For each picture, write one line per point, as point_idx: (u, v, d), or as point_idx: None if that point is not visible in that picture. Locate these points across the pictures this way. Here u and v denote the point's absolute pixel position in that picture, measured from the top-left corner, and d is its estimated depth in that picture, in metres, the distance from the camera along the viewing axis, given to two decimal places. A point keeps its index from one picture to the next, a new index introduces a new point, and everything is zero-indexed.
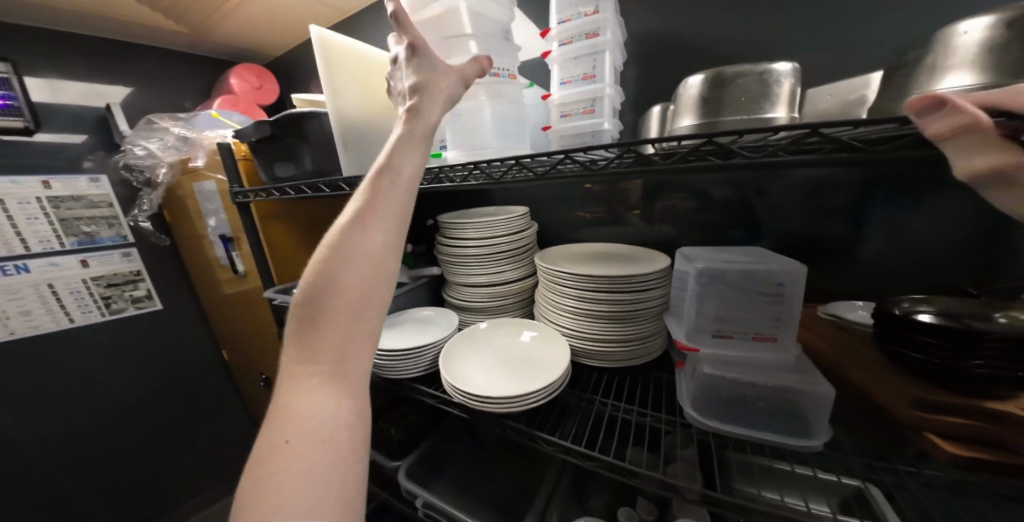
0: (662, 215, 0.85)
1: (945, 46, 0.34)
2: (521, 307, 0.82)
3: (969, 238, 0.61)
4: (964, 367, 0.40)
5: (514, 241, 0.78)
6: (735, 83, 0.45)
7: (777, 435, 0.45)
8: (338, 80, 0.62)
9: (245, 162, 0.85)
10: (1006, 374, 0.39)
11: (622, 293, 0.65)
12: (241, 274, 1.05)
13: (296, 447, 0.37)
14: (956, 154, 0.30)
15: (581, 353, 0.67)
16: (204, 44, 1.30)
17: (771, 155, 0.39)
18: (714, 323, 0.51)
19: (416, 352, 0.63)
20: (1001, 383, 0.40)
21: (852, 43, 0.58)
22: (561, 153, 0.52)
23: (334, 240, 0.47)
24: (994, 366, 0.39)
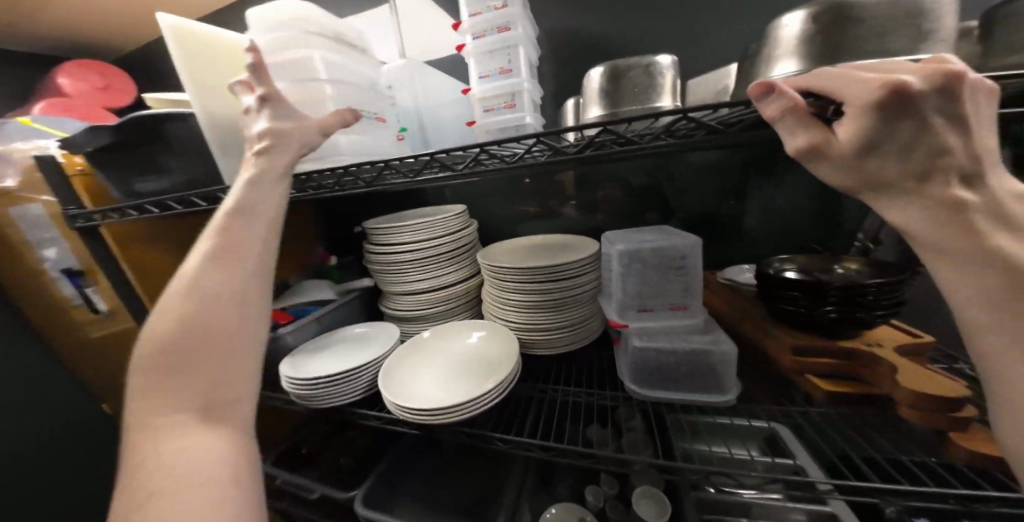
0: (585, 204, 0.90)
1: (776, 37, 0.39)
2: (466, 310, 0.80)
3: (819, 205, 0.74)
4: (821, 313, 0.48)
5: (450, 244, 0.76)
6: (629, 74, 0.47)
7: (699, 394, 0.50)
8: (198, 79, 0.55)
9: (82, 178, 0.70)
10: (849, 316, 0.47)
11: (558, 282, 0.66)
12: (103, 313, 0.88)
13: (162, 496, 0.31)
14: (785, 128, 0.30)
15: (528, 344, 0.68)
16: (20, 35, 1.04)
17: (663, 140, 0.42)
18: (638, 300, 0.55)
19: (351, 374, 0.58)
20: (851, 323, 0.48)
21: (723, 33, 0.64)
22: (475, 149, 0.51)
23: (182, 285, 0.43)
24: (841, 309, 0.47)
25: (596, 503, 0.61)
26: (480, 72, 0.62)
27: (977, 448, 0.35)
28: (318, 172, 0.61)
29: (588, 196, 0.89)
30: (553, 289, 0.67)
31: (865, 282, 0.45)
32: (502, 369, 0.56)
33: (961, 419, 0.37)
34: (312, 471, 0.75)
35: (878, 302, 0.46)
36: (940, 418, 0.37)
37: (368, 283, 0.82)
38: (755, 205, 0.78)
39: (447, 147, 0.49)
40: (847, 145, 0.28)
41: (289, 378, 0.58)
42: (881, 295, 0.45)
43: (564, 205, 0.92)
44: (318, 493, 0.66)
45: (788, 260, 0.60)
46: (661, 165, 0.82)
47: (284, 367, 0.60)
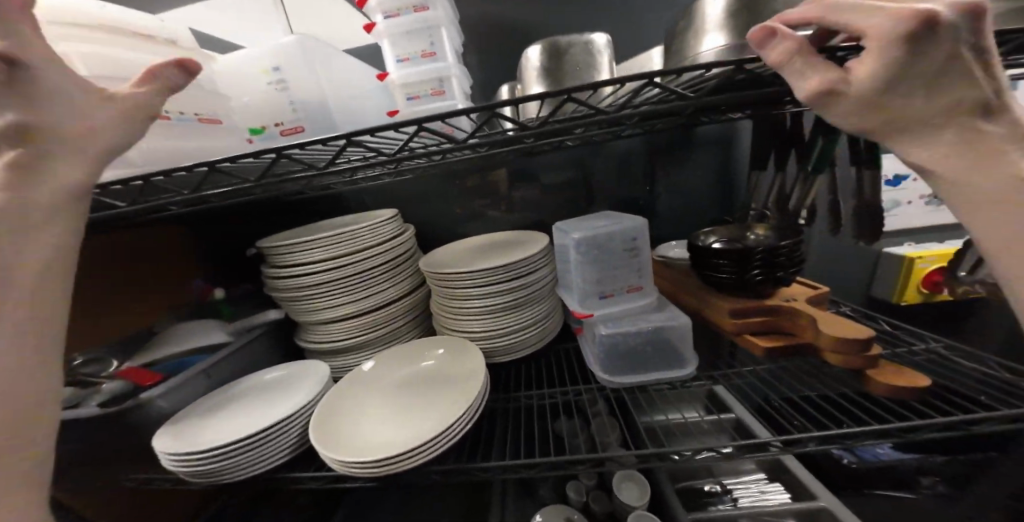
0: (519, 198, 0.88)
1: (702, 17, 0.41)
2: (409, 328, 0.71)
3: (721, 182, 0.84)
4: (749, 277, 0.51)
5: (383, 253, 0.66)
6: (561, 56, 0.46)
7: (663, 372, 0.50)
8: None
9: None
10: (771, 277, 0.51)
11: (512, 281, 0.63)
12: None
13: None
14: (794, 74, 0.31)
15: (491, 353, 0.63)
16: None
17: (624, 115, 0.41)
18: (598, 287, 0.54)
19: (271, 432, 0.45)
20: (772, 283, 0.52)
21: (633, 24, 0.68)
22: (417, 132, 0.43)
23: None
24: (765, 272, 0.51)
25: (580, 499, 0.59)
26: (397, 55, 0.55)
27: (888, 381, 0.39)
28: (193, 178, 0.46)
29: (521, 190, 0.87)
30: (509, 289, 0.63)
31: (780, 243, 0.49)
32: (466, 387, 0.50)
33: (871, 358, 0.41)
34: None
35: (791, 260, 0.50)
36: (856, 360, 0.41)
37: (274, 314, 0.66)
38: (671, 188, 0.85)
39: (368, 133, 0.40)
40: (858, 91, 0.29)
41: (177, 455, 0.43)
42: (794, 254, 0.50)
43: (498, 201, 0.88)
44: None
45: (712, 233, 0.61)
46: (587, 156, 0.84)
47: (161, 441, 0.44)
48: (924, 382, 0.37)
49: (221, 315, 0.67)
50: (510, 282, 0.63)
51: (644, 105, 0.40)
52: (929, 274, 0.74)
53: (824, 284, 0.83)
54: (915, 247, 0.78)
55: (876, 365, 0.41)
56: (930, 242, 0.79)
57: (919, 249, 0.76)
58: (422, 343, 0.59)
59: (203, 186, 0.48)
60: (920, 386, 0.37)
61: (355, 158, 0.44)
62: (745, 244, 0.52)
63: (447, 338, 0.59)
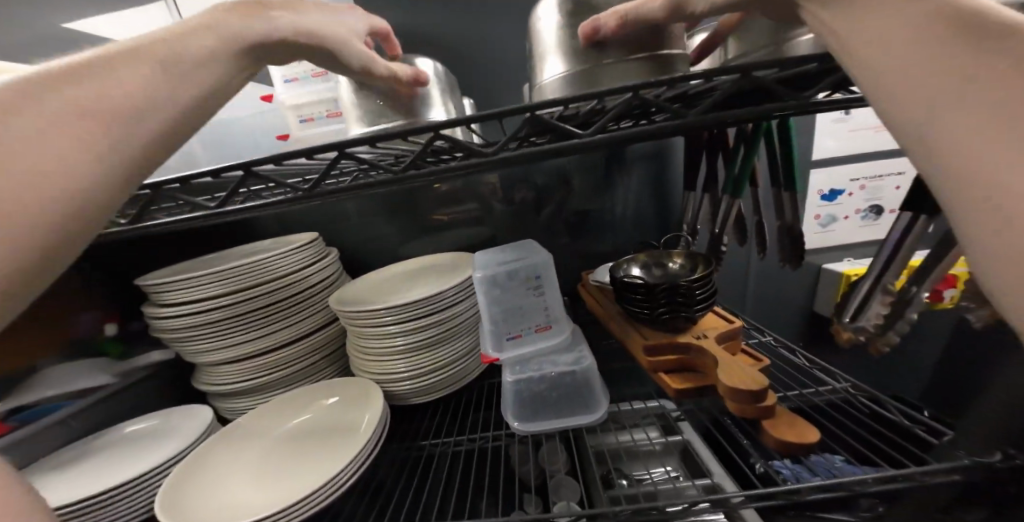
0: (456, 215, 0.85)
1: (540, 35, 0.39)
2: (320, 366, 0.66)
3: (659, 199, 0.83)
4: (658, 314, 0.48)
5: (292, 288, 0.61)
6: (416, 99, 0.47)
7: (574, 418, 0.47)
8: None
9: None
10: (677, 317, 0.47)
11: (427, 317, 0.59)
12: None
13: None
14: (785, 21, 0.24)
15: (404, 394, 0.59)
16: None
17: (501, 151, 0.37)
18: (504, 326, 0.51)
19: (114, 499, 0.40)
20: (678, 321, 0.48)
21: None
22: (279, 164, 0.39)
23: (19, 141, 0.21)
24: (671, 308, 0.47)
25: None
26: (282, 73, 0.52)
27: (778, 435, 0.36)
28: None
29: (454, 209, 0.84)
30: (423, 326, 0.59)
31: (682, 279, 0.47)
32: (354, 438, 0.46)
33: (766, 409, 0.38)
34: None
35: (694, 297, 0.47)
36: (749, 410, 0.38)
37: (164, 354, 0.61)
38: (607, 204, 0.83)
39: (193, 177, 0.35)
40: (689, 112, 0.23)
41: None
42: (694, 291, 0.47)
43: (431, 221, 0.85)
44: None
45: (631, 261, 0.58)
46: (520, 173, 0.82)
47: None
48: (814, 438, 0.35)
49: (111, 353, 0.61)
50: (422, 317, 0.59)
51: (517, 140, 0.36)
52: None
53: (767, 303, 0.81)
54: (853, 263, 0.76)
55: (772, 416, 0.38)
56: (868, 257, 0.77)
57: (854, 265, 0.75)
58: (322, 386, 0.55)
59: None
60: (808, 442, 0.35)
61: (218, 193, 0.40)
62: (654, 279, 0.49)
63: (343, 384, 0.54)
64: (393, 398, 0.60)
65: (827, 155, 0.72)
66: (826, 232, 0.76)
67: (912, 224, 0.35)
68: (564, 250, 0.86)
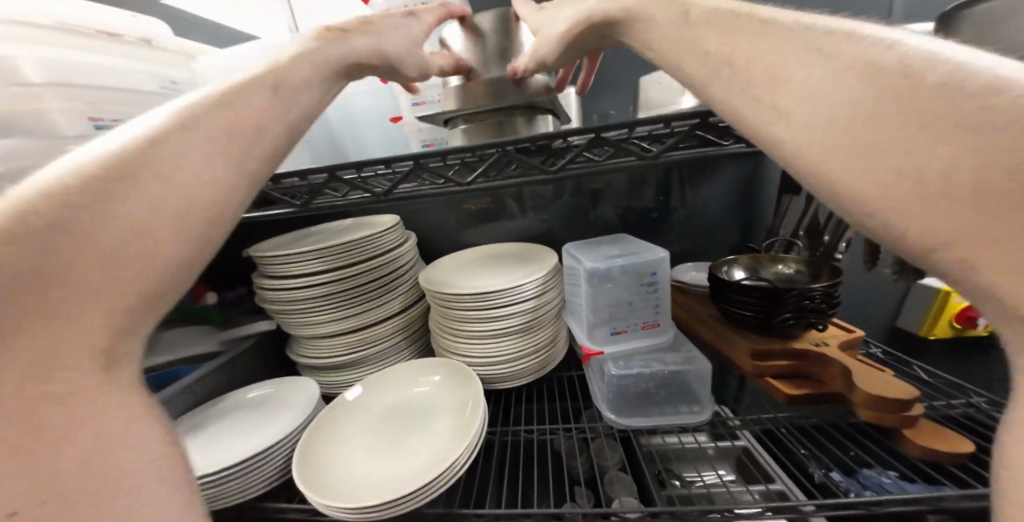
0: (529, 204, 0.84)
1: None
2: (403, 345, 0.67)
3: (742, 199, 0.80)
4: (778, 319, 0.47)
5: (388, 266, 0.63)
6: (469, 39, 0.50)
7: (677, 417, 0.46)
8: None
9: None
10: (801, 322, 0.46)
11: (521, 304, 0.60)
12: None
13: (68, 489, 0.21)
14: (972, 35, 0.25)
15: (495, 380, 0.60)
16: None
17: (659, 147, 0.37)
18: (611, 320, 0.50)
19: (248, 464, 0.43)
20: (799, 327, 0.48)
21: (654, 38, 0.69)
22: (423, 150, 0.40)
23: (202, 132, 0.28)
24: (795, 314, 0.47)
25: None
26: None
27: (929, 448, 0.36)
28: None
29: (530, 198, 0.83)
30: (516, 313, 0.60)
31: (813, 286, 0.45)
32: (465, 420, 0.47)
33: (912, 419, 0.37)
34: None
35: (825, 304, 0.46)
36: (896, 421, 0.37)
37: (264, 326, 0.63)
38: (686, 201, 0.81)
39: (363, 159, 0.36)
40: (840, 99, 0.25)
41: None
42: (829, 298, 0.45)
43: (507, 210, 0.85)
44: None
45: (734, 262, 0.56)
46: None
47: None
48: (970, 451, 0.34)
49: (213, 320, 0.64)
50: (516, 304, 0.59)
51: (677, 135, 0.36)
52: (965, 309, 0.68)
53: (847, 317, 0.78)
54: None
55: (916, 426, 0.38)
56: None
57: None
58: (421, 364, 0.56)
59: None
60: (962, 455, 0.35)
61: (363, 173, 0.41)
62: (773, 281, 0.48)
63: (445, 363, 0.55)
64: (484, 382, 0.61)
65: None
66: None
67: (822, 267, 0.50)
68: None
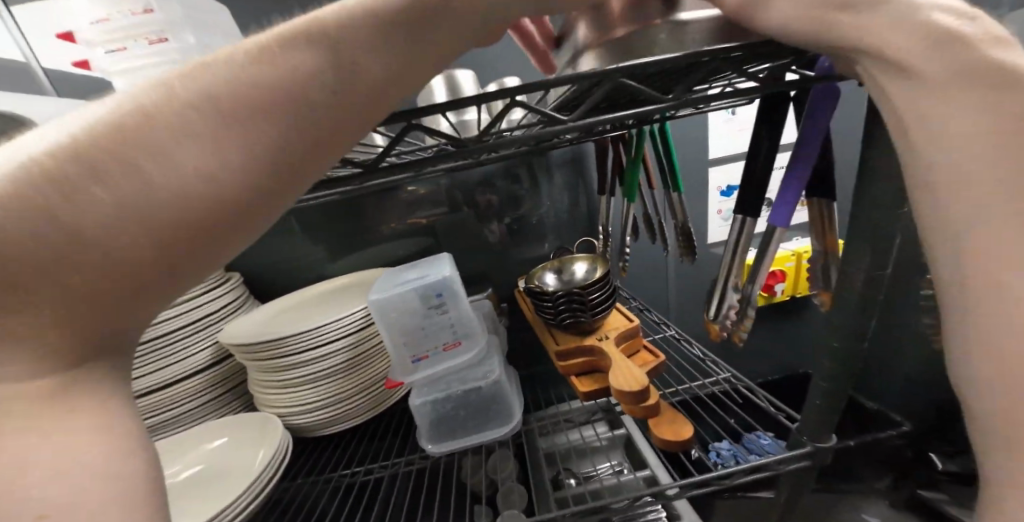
0: (377, 229, 0.82)
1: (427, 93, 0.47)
2: (226, 398, 0.61)
3: (580, 199, 0.84)
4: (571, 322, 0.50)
5: (187, 317, 0.57)
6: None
7: (483, 432, 0.47)
8: None
9: None
10: (575, 322, 0.50)
11: (335, 342, 0.55)
12: None
13: None
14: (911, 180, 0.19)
15: (319, 427, 0.55)
16: None
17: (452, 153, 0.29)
18: (409, 347, 0.48)
19: None
20: (581, 327, 0.50)
21: None
22: None
23: None
24: (572, 313, 0.50)
25: None
26: (92, 15, 0.41)
27: (659, 435, 0.37)
28: None
29: (376, 224, 0.81)
30: (332, 351, 0.54)
31: (582, 287, 0.49)
32: (247, 474, 0.44)
33: (651, 407, 0.39)
34: None
35: (590, 303, 0.50)
36: (639, 410, 0.39)
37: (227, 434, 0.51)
38: (533, 206, 0.84)
39: None
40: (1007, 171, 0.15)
41: None
42: (584, 298, 0.49)
43: (356, 239, 0.82)
44: None
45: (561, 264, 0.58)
46: (443, 185, 0.80)
47: None
48: (689, 435, 0.37)
49: None
50: (332, 342, 0.55)
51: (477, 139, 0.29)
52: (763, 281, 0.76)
53: (688, 297, 0.83)
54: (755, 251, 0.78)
55: (657, 414, 0.39)
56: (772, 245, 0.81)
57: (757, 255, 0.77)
58: (211, 429, 0.53)
59: None
60: (684, 440, 0.36)
61: None
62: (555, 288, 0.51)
63: (245, 423, 0.52)
64: (303, 432, 0.56)
65: (732, 151, 0.75)
66: (729, 226, 0.79)
67: (746, 220, 0.35)
68: (497, 258, 0.86)
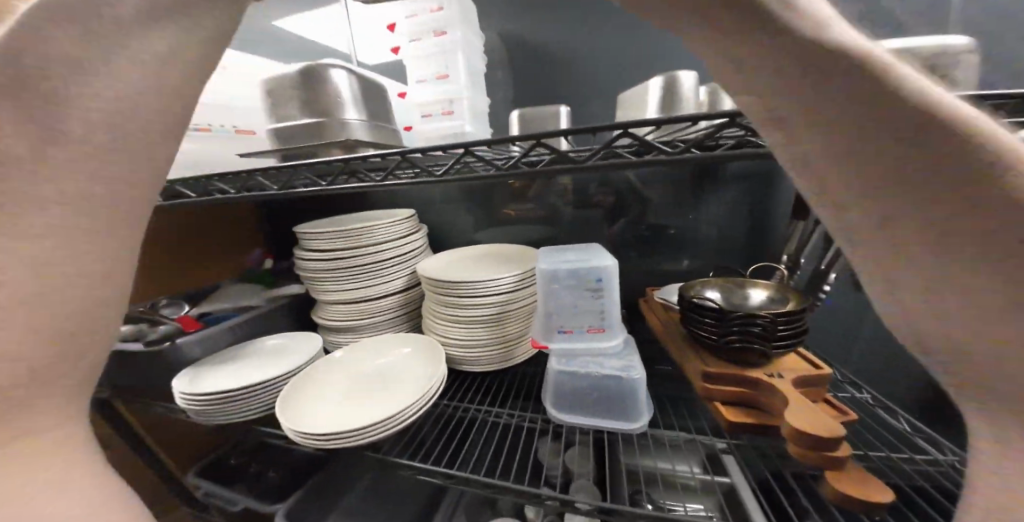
0: (534, 210, 0.89)
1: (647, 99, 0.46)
2: (401, 319, 0.77)
3: (751, 222, 0.76)
4: (755, 347, 0.46)
5: (390, 250, 0.74)
6: (278, 81, 0.50)
7: (611, 421, 0.48)
8: None
9: None
10: (748, 347, 0.46)
11: (494, 297, 0.64)
12: None
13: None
14: None
15: (467, 362, 0.65)
16: None
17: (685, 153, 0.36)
18: (560, 319, 0.52)
19: (240, 395, 0.51)
20: (752, 354, 0.47)
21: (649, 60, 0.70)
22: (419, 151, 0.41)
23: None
24: (748, 337, 0.47)
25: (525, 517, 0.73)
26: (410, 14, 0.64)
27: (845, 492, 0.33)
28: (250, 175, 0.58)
29: (534, 206, 0.88)
30: (491, 303, 0.64)
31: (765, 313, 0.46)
32: (417, 385, 0.54)
33: (834, 457, 0.35)
34: (241, 485, 0.77)
35: (774, 331, 0.46)
36: (816, 456, 0.36)
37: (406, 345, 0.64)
38: (695, 219, 0.79)
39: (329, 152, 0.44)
40: None
41: (185, 395, 0.50)
42: (773, 325, 0.46)
43: (514, 215, 0.90)
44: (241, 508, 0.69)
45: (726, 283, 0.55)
46: (606, 181, 0.82)
47: (178, 380, 0.53)
48: (888, 499, 0.32)
49: (262, 283, 0.80)
50: (491, 297, 0.64)
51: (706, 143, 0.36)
52: None
53: (868, 364, 0.68)
54: None
55: (840, 468, 0.35)
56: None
57: None
58: (393, 340, 0.66)
59: (204, 181, 0.54)
60: (879, 505, 0.32)
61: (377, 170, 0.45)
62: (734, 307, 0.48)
63: (416, 340, 0.64)
64: (453, 363, 0.67)
65: None
66: None
67: None
68: (639, 262, 0.84)
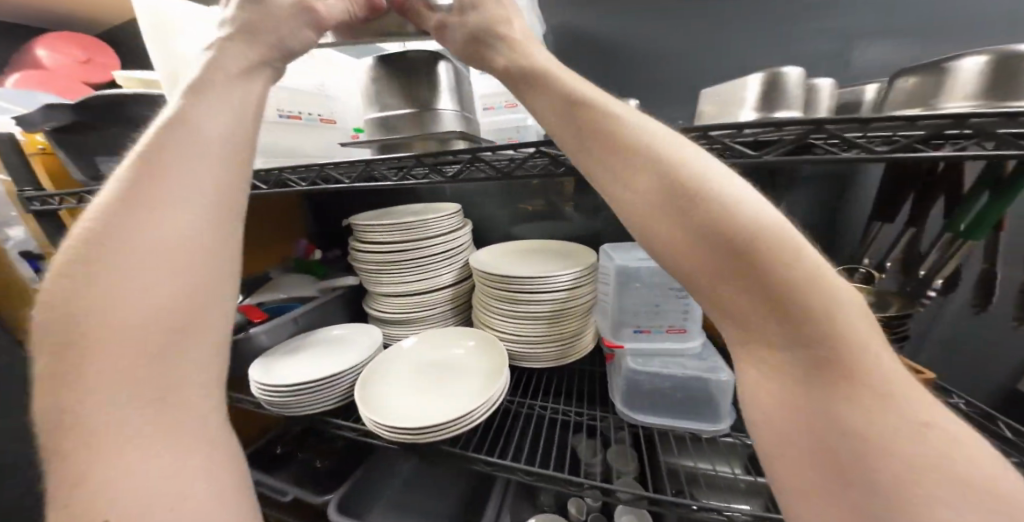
0: (583, 206, 0.86)
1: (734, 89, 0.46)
2: (451, 313, 0.76)
3: None
4: None
5: (444, 244, 0.73)
6: (372, 71, 0.49)
7: (691, 422, 0.48)
8: None
9: (41, 157, 0.67)
10: None
11: (558, 294, 0.63)
12: None
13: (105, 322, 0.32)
14: None
15: (527, 358, 0.65)
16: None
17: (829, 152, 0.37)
18: (637, 318, 0.52)
19: (314, 387, 0.51)
20: None
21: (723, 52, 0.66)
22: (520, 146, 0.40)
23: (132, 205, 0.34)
24: None
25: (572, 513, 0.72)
26: None
27: None
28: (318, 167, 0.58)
29: (584, 202, 0.86)
30: (554, 301, 0.63)
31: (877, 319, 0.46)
32: (486, 381, 0.53)
33: None
34: (288, 473, 0.78)
35: None
36: None
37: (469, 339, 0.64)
38: None
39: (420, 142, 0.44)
40: None
41: (261, 386, 0.50)
42: None
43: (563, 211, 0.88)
44: (293, 496, 0.69)
45: None
46: None
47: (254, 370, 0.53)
48: None
49: (313, 273, 0.80)
50: (554, 294, 0.63)
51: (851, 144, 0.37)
52: None
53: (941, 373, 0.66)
54: None
55: None
56: None
57: None
58: (455, 335, 0.65)
59: (280, 167, 0.54)
60: None
61: (466, 166, 0.44)
62: None
63: (480, 334, 0.64)
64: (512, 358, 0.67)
65: None
66: None
67: None
68: None
